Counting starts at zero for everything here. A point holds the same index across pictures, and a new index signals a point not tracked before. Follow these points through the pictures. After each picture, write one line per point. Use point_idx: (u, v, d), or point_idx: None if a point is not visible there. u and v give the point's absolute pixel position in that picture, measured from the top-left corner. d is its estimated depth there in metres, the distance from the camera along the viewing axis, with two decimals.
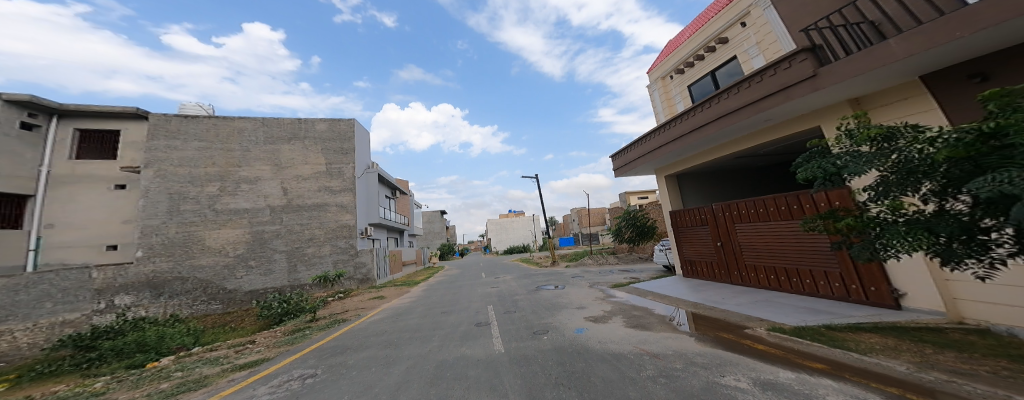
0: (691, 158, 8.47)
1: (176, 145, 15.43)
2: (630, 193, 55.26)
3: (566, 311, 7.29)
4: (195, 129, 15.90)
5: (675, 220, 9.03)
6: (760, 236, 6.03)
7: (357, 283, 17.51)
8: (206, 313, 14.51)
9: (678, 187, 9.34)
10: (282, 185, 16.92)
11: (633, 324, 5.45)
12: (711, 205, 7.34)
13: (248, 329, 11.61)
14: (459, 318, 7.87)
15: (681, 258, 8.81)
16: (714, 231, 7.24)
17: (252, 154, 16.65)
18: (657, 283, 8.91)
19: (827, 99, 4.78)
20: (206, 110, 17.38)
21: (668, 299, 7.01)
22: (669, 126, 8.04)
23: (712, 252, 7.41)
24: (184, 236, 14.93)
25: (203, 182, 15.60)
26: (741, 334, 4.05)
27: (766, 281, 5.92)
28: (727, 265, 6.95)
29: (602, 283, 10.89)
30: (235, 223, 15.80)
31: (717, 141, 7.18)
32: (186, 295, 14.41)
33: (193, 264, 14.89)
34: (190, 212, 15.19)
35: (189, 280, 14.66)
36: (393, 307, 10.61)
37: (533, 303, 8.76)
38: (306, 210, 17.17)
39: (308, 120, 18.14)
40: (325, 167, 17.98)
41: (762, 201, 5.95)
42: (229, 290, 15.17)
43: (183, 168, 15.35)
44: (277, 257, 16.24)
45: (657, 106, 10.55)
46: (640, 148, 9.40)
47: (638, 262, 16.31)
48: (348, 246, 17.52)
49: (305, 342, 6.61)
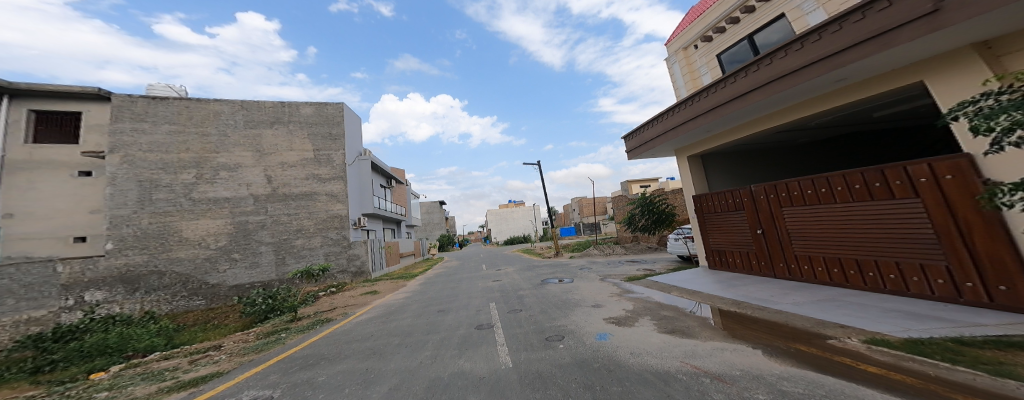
0: (720, 134, 7.53)
1: (146, 129, 14.26)
2: (631, 182, 54.62)
3: (579, 310, 6.32)
4: (166, 112, 14.70)
5: (699, 205, 8.12)
6: (821, 222, 5.10)
7: (351, 276, 16.63)
8: (188, 309, 13.61)
9: (703, 169, 8.44)
10: (266, 173, 15.80)
11: (667, 329, 4.48)
12: (749, 186, 6.42)
13: (231, 327, 10.54)
14: (455, 319, 6.90)
15: (705, 247, 7.93)
16: (754, 217, 6.31)
17: (231, 139, 15.45)
18: (677, 276, 8.01)
19: (943, 44, 3.78)
20: (177, 92, 16.10)
21: (699, 296, 6.03)
22: (696, 99, 7.02)
23: (749, 240, 6.52)
24: (159, 227, 13.86)
25: (178, 169, 14.45)
26: (832, 349, 3.04)
27: (826, 276, 5.04)
28: (769, 257, 6.07)
29: (614, 275, 9.95)
30: (216, 214, 14.72)
31: (760, 111, 6.20)
32: (165, 289, 13.50)
33: (170, 257, 13.83)
34: (165, 201, 14.10)
35: (168, 274, 13.67)
36: (385, 305, 9.63)
37: (539, 300, 7.80)
38: (293, 199, 16.12)
39: (292, 104, 16.94)
40: (312, 153, 16.90)
41: (824, 179, 4.98)
42: (212, 285, 14.18)
43: (154, 153, 14.22)
44: (263, 249, 15.22)
45: (677, 81, 9.45)
46: (658, 126, 8.40)
47: (647, 252, 15.45)
48: (340, 237, 16.62)
49: (274, 349, 5.61)
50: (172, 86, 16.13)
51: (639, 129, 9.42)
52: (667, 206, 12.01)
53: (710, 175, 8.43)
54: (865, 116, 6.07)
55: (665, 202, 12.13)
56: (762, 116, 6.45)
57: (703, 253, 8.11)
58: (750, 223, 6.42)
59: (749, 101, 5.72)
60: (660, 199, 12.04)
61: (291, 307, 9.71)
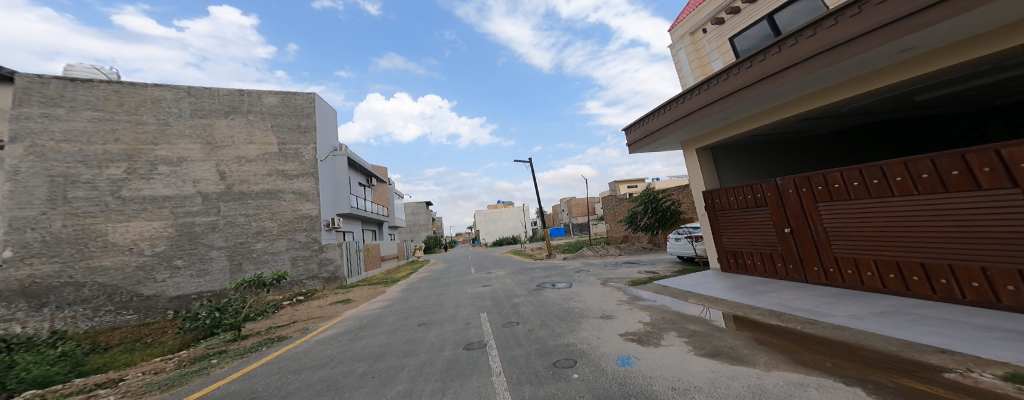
0: (735, 123, 6.89)
1: (61, 115, 12.17)
2: (619, 182, 55.12)
3: (588, 323, 5.39)
4: (89, 96, 12.67)
5: (709, 202, 7.45)
6: (871, 219, 4.48)
7: (323, 283, 15.27)
8: (116, 325, 11.78)
9: (713, 163, 7.81)
10: (218, 168, 14.15)
11: (706, 350, 3.52)
12: (775, 180, 5.80)
13: (164, 346, 8.86)
14: (440, 335, 5.77)
15: (717, 248, 7.35)
16: (784, 214, 5.69)
17: (172, 130, 13.70)
18: (692, 279, 7.22)
19: None
20: (104, 75, 14.12)
21: (726, 304, 5.15)
22: (714, 81, 6.28)
23: (777, 240, 5.87)
24: (76, 231, 11.85)
25: (103, 163, 12.52)
26: (975, 394, 2.12)
27: (877, 282, 4.44)
28: (800, 259, 5.49)
29: (616, 279, 9.12)
30: (153, 215, 12.98)
31: (791, 93, 5.51)
32: (84, 304, 11.53)
33: (91, 266, 11.90)
34: (84, 199, 12.10)
35: (87, 286, 11.71)
36: (356, 317, 8.34)
37: (536, 310, 6.80)
38: (252, 198, 14.54)
39: (253, 92, 15.37)
40: (277, 147, 15.42)
41: (877, 168, 4.34)
42: (146, 297, 12.39)
43: (71, 143, 12.18)
44: (214, 254, 13.63)
45: (683, 68, 8.81)
46: (665, 116, 7.66)
47: (642, 253, 14.87)
48: (309, 240, 15.25)
49: (190, 385, 4.36)
50: (98, 68, 14.12)
51: (640, 119, 8.69)
52: (672, 204, 11.21)
53: (722, 170, 7.83)
54: (901, 102, 5.57)
55: (670, 199, 11.32)
56: (789, 102, 5.80)
57: (714, 255, 7.53)
58: (776, 222, 5.85)
59: (787, 79, 4.96)
60: (665, 196, 11.24)
61: (236, 325, 8.19)
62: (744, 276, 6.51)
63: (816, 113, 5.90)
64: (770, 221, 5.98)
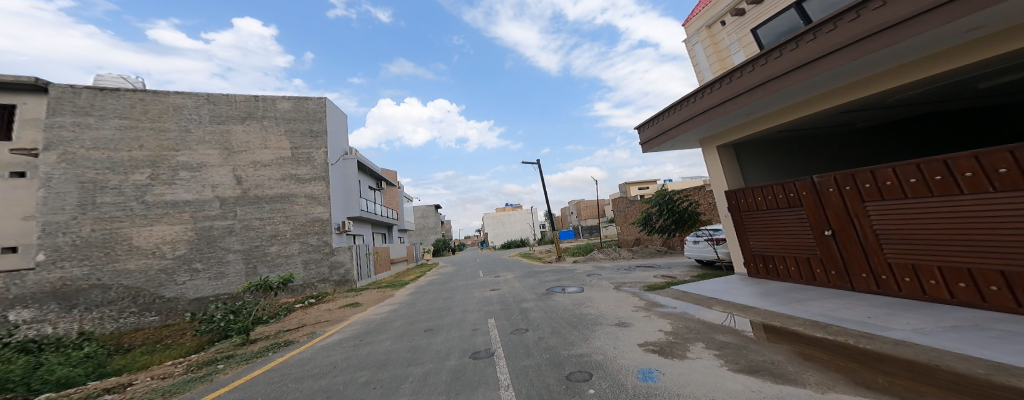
0: (763, 118, 6.42)
1: (91, 124, 12.67)
2: (629, 184, 54.28)
3: (602, 332, 5.04)
4: (116, 105, 13.15)
5: (735, 203, 6.99)
6: (932, 220, 3.94)
7: (334, 285, 15.41)
8: (140, 327, 12.14)
9: (738, 162, 7.35)
10: (234, 173, 14.43)
11: (742, 366, 3.15)
12: (811, 177, 5.32)
13: (181, 348, 8.98)
14: (446, 342, 5.53)
15: (744, 252, 6.89)
16: (825, 215, 5.19)
17: (192, 136, 14.06)
18: (715, 285, 6.78)
19: None
20: (131, 84, 14.65)
21: (756, 313, 4.72)
22: (739, 73, 5.83)
23: (816, 243, 5.38)
24: (104, 235, 12.25)
25: (128, 169, 12.96)
26: None
27: (941, 292, 3.90)
28: (844, 265, 4.98)
29: (631, 283, 8.72)
30: (174, 219, 13.30)
31: (829, 83, 5.03)
32: (111, 305, 11.89)
33: (117, 269, 12.26)
34: (111, 204, 12.52)
35: (114, 289, 12.06)
36: (363, 321, 8.20)
37: (546, 316, 6.50)
38: (266, 202, 14.79)
39: (267, 98, 15.68)
40: (290, 152, 15.67)
41: (940, 162, 3.81)
42: (167, 299, 12.70)
43: (100, 151, 12.64)
44: (230, 257, 13.87)
45: (701, 62, 8.42)
46: (683, 112, 7.23)
47: (656, 256, 14.37)
48: (321, 243, 15.41)
49: (193, 391, 4.24)
50: (125, 78, 14.65)
51: (655, 117, 8.26)
52: (689, 205, 10.69)
53: (747, 169, 7.39)
54: (958, 90, 5.04)
55: (687, 200, 10.81)
56: (826, 93, 5.33)
57: (740, 258, 7.07)
58: (816, 223, 5.35)
59: (827, 67, 4.49)
60: (682, 197, 10.74)
61: (245, 328, 8.19)
62: (774, 282, 6.04)
63: (858, 105, 5.42)
64: (807, 222, 5.49)
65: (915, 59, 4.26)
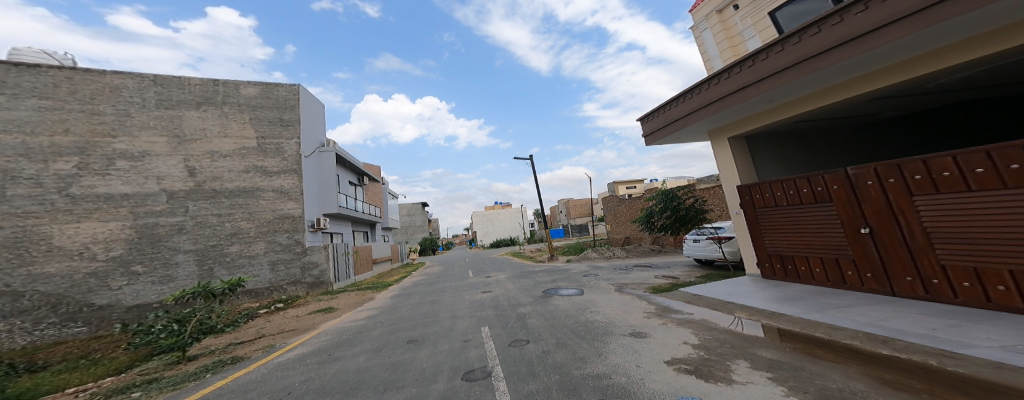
0: (782, 107, 5.89)
1: (2, 103, 10.82)
2: (617, 184, 54.68)
3: (615, 344, 4.34)
4: (35, 83, 11.31)
5: (753, 199, 6.58)
6: (999, 215, 3.48)
7: (307, 288, 14.15)
8: (63, 340, 10.42)
9: (751, 156, 6.98)
10: (186, 163, 12.96)
11: (814, 396, 2.47)
12: (845, 169, 4.91)
13: (111, 363, 7.64)
14: (432, 358, 4.66)
15: (758, 252, 6.59)
16: (862, 211, 4.76)
17: (134, 121, 12.48)
18: (732, 287, 6.21)
19: None
20: (56, 61, 12.84)
21: (791, 319, 4.12)
22: (765, 55, 5.19)
23: (851, 243, 4.97)
24: (16, 234, 10.49)
25: (49, 157, 11.13)
26: None
27: (1011, 299, 3.43)
28: (883, 268, 4.60)
29: (632, 285, 8.09)
30: (107, 215, 11.67)
31: (872, 64, 4.44)
32: (24, 315, 10.13)
33: (34, 273, 10.53)
34: (26, 197, 10.74)
35: (27, 296, 10.29)
36: (334, 331, 7.17)
37: (547, 323, 5.75)
38: (227, 197, 13.37)
39: (230, 83, 14.23)
40: (256, 142, 14.25)
41: (1018, 148, 3.31)
42: (99, 307, 11.09)
43: (12, 134, 10.82)
44: (180, 259, 12.46)
45: (710, 50, 7.91)
46: (693, 101, 6.61)
47: (651, 255, 13.97)
48: (291, 242, 14.13)
49: None
50: (48, 53, 12.81)
51: (660, 106, 7.65)
52: (696, 202, 9.64)
53: (763, 163, 7.04)
54: (1003, 73, 4.69)
55: (692, 197, 9.76)
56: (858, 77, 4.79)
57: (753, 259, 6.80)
58: (849, 219, 4.95)
59: (879, 43, 3.85)
60: (688, 193, 9.74)
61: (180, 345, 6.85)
62: (795, 286, 5.56)
63: (895, 91, 4.98)
64: (838, 218, 5.10)
65: (972, 35, 3.74)
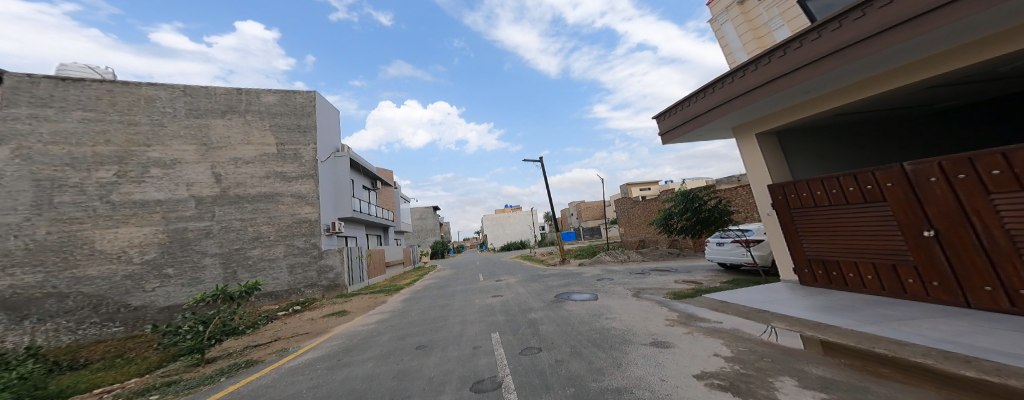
0: (815, 100, 5.37)
1: (50, 116, 11.47)
2: (631, 186, 53.65)
3: (637, 354, 4.01)
4: (80, 96, 11.96)
5: (791, 199, 6.13)
6: None
7: (323, 291, 14.31)
8: (102, 339, 10.94)
9: (785, 153, 6.54)
10: (213, 170, 13.34)
11: None
12: (901, 165, 4.42)
13: (141, 363, 7.79)
14: (439, 366, 4.46)
15: (800, 256, 6.15)
16: (926, 211, 4.26)
17: (167, 131, 12.98)
18: (763, 294, 5.75)
19: None
20: (99, 75, 13.56)
21: (841, 332, 3.69)
22: (799, 43, 4.62)
23: (912, 247, 4.47)
24: (61, 238, 11.03)
25: (92, 166, 11.73)
26: None
27: None
28: (953, 275, 4.09)
29: (651, 290, 7.68)
30: (143, 220, 12.14)
31: (924, 49, 3.88)
32: (67, 316, 10.68)
33: (76, 275, 11.05)
34: (72, 204, 11.30)
35: (71, 297, 10.84)
36: (346, 335, 7.09)
37: (560, 331, 5.44)
38: (248, 202, 13.69)
39: (251, 91, 14.64)
40: (276, 148, 14.58)
41: None
42: (134, 308, 11.54)
43: (60, 145, 11.44)
44: (207, 262, 12.77)
45: (732, 43, 7.49)
46: (714, 98, 6.18)
47: (669, 258, 13.42)
48: (308, 245, 14.32)
49: None
50: (92, 68, 13.54)
51: (678, 103, 7.22)
52: (719, 203, 8.98)
53: (799, 162, 6.58)
54: None
55: (717, 198, 9.09)
56: (905, 66, 4.25)
57: (794, 265, 6.33)
58: (909, 221, 4.47)
59: (946, 21, 3.24)
60: (709, 194, 9.15)
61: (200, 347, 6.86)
62: (840, 295, 5.08)
63: (954, 79, 4.47)
64: (894, 219, 4.62)
65: None
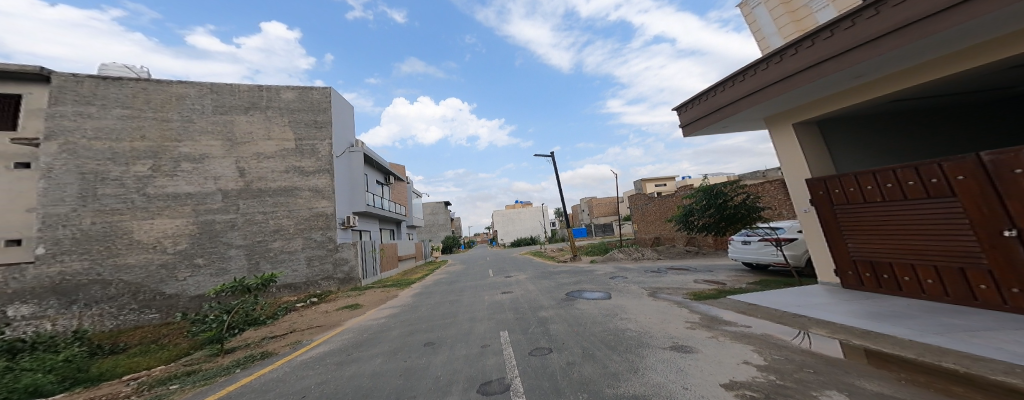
0: (862, 87, 4.85)
1: (93, 113, 11.99)
2: (647, 182, 52.33)
3: (652, 359, 3.71)
4: (119, 94, 12.49)
5: (836, 194, 5.68)
6: None
7: (338, 284, 14.53)
8: (140, 325, 11.47)
9: (827, 145, 6.06)
10: (237, 165, 13.70)
11: None
12: (977, 155, 3.95)
13: (171, 350, 8.02)
14: (446, 366, 4.29)
15: (844, 256, 5.72)
16: (1008, 208, 3.76)
17: (194, 126, 13.33)
18: (796, 298, 5.32)
19: None
20: (137, 74, 14.12)
21: (898, 344, 3.29)
22: (852, 21, 4.10)
23: (987, 248, 3.98)
24: (104, 227, 11.60)
25: (129, 160, 12.26)
26: None
27: None
28: None
29: (668, 290, 7.29)
30: (175, 212, 12.60)
31: (1004, 25, 3.34)
32: (111, 301, 11.27)
33: (118, 263, 11.63)
34: (113, 197, 11.86)
35: (114, 284, 11.44)
36: (357, 329, 7.06)
37: (572, 331, 5.18)
38: (269, 195, 14.00)
39: (271, 87, 14.91)
40: (294, 143, 14.83)
41: None
42: (168, 296, 12.04)
43: (102, 141, 11.99)
44: (233, 253, 13.14)
45: (765, 28, 6.93)
46: (745, 86, 5.71)
47: (687, 257, 12.87)
48: (325, 239, 14.54)
49: None
50: (130, 67, 14.11)
51: (703, 93, 6.74)
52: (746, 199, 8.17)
53: (843, 155, 6.08)
54: None
55: (743, 192, 8.29)
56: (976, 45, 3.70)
57: (838, 266, 5.88)
58: (982, 218, 3.99)
59: None
60: (735, 189, 8.26)
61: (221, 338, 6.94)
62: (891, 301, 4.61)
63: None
64: (965, 217, 4.13)
65: None
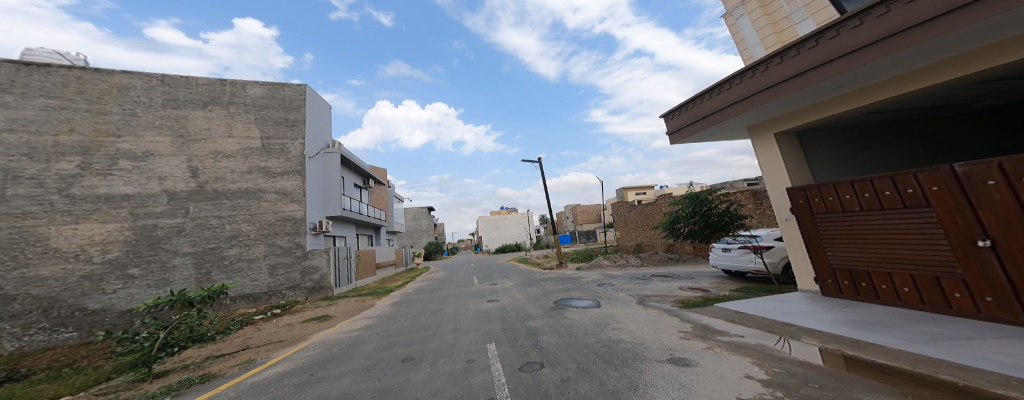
0: (842, 97, 5.00)
1: (8, 102, 10.57)
2: (628, 190, 53.43)
3: (653, 374, 3.50)
4: (45, 82, 11.10)
5: (816, 203, 5.82)
6: None
7: (307, 293, 13.55)
8: (51, 346, 9.91)
9: (806, 155, 6.24)
10: (189, 164, 12.59)
11: None
12: (951, 167, 4.08)
13: (91, 374, 7.04)
14: (427, 386, 3.86)
15: (825, 265, 5.83)
16: (981, 218, 3.90)
17: (139, 121, 12.16)
18: (783, 305, 5.35)
19: None
20: (69, 61, 12.71)
21: (889, 354, 3.27)
22: (836, 32, 4.19)
23: (961, 257, 4.11)
24: (12, 234, 10.12)
25: (51, 156, 10.82)
26: None
27: None
28: (1011, 289, 3.72)
29: (657, 297, 7.21)
30: (107, 216, 11.30)
31: (982, 39, 3.48)
32: (14, 320, 9.72)
33: (24, 276, 10.09)
34: (25, 198, 10.39)
35: (18, 299, 9.86)
36: (324, 344, 6.45)
37: (563, 342, 4.95)
38: (228, 198, 12.94)
39: (236, 82, 13.91)
40: (260, 142, 13.85)
41: None
42: (91, 312, 10.58)
43: (15, 133, 10.54)
44: (177, 262, 12.03)
45: (748, 38, 7.15)
46: (732, 94, 5.77)
47: (669, 264, 13.04)
48: (292, 245, 13.57)
49: None
50: (61, 54, 12.68)
51: (689, 101, 6.81)
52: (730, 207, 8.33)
53: (820, 165, 6.28)
54: None
55: (727, 201, 8.48)
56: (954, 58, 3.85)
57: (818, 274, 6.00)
58: (957, 228, 4.13)
59: None
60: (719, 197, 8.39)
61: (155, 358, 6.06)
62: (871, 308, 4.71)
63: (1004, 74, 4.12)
64: (940, 227, 4.26)
65: None
